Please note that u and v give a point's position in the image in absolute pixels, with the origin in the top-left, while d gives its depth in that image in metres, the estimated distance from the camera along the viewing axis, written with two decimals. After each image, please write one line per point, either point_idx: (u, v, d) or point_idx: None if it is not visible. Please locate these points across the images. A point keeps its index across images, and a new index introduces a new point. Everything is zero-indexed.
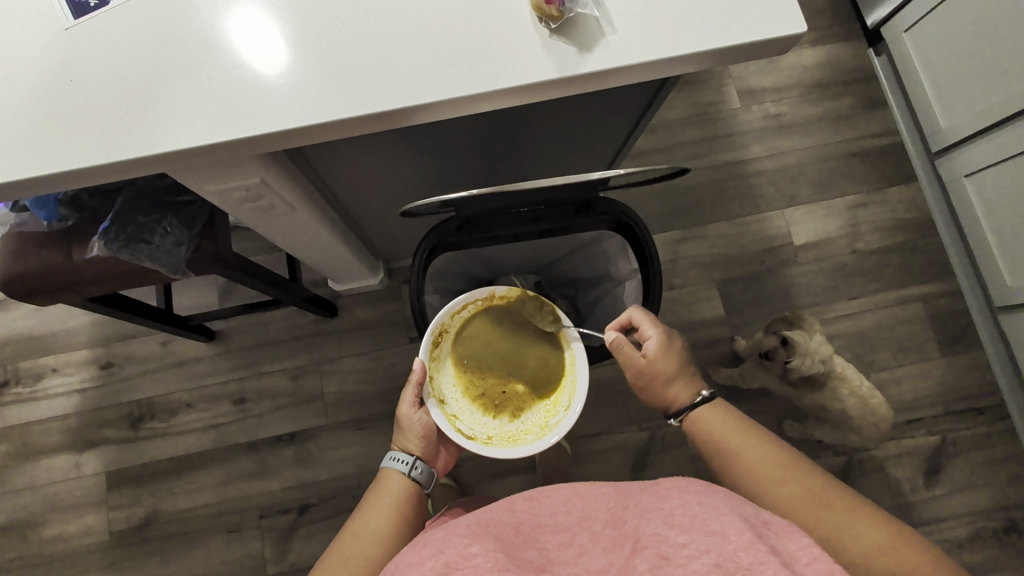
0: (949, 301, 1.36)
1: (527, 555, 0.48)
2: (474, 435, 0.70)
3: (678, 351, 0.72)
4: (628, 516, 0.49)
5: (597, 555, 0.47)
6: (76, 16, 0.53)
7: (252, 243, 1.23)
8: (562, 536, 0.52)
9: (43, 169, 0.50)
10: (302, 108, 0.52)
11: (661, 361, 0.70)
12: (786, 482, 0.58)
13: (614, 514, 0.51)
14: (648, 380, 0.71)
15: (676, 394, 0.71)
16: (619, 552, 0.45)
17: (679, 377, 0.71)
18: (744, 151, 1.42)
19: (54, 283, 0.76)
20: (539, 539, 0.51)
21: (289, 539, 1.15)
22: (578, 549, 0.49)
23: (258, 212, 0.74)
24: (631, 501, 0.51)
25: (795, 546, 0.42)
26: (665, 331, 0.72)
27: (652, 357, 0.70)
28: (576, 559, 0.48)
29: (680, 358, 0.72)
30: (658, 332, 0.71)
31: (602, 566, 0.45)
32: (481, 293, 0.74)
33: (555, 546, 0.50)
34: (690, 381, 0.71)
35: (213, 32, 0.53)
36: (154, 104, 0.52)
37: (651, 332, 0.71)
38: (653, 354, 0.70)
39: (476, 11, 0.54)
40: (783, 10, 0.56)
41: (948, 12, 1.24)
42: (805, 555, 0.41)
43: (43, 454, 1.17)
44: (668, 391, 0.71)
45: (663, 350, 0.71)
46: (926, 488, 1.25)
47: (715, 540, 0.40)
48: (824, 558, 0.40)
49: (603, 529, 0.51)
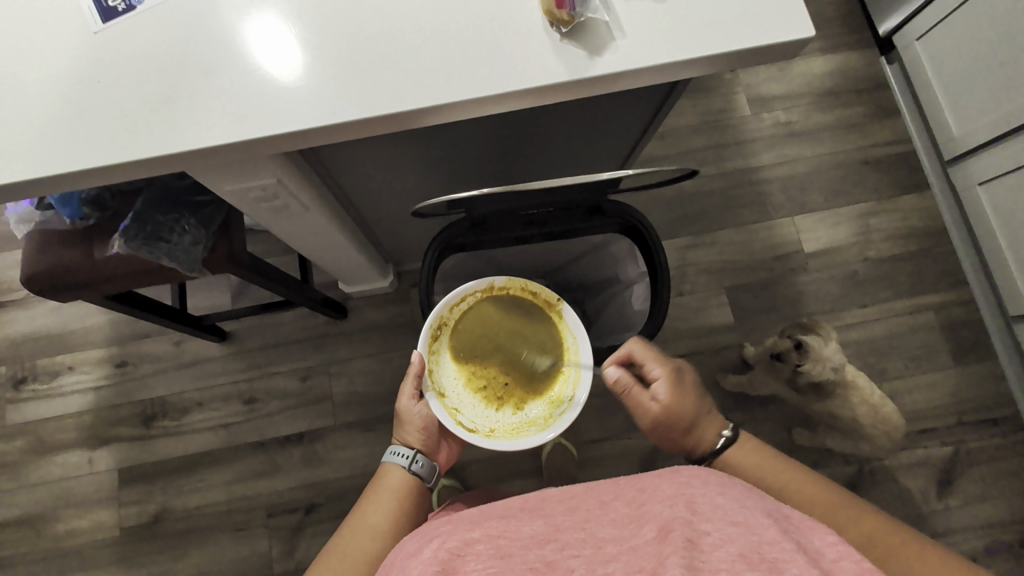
0: (962, 310, 1.35)
1: (531, 529, 0.47)
2: (476, 428, 0.71)
3: (690, 389, 0.70)
4: (646, 499, 0.48)
5: (606, 523, 0.47)
6: (104, 21, 0.55)
7: (266, 245, 1.26)
8: (568, 505, 0.52)
9: (70, 168, 0.52)
10: (319, 110, 0.53)
11: (670, 399, 0.68)
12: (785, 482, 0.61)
13: (629, 494, 0.50)
14: (667, 426, 0.69)
15: (699, 439, 0.68)
16: (634, 530, 0.44)
17: (697, 422, 0.68)
18: (754, 158, 1.42)
19: (75, 279, 0.77)
20: (546, 510, 0.51)
21: (296, 539, 1.15)
22: (584, 515, 0.49)
23: (274, 212, 0.75)
24: (648, 485, 0.50)
25: (819, 542, 0.42)
26: (672, 370, 0.70)
27: (664, 400, 0.68)
28: (582, 525, 0.47)
29: (695, 399, 0.70)
30: (665, 371, 0.70)
31: (611, 536, 0.45)
32: (481, 283, 0.73)
33: (561, 513, 0.50)
34: (711, 423, 0.68)
35: (231, 37, 0.54)
36: (175, 106, 0.53)
37: (656, 372, 0.70)
38: (663, 396, 0.68)
39: (489, 15, 0.56)
40: (792, 15, 0.56)
41: (961, 20, 1.24)
42: (831, 552, 0.40)
43: (57, 450, 1.19)
44: (691, 436, 0.68)
45: (675, 391, 0.69)
46: (939, 499, 1.23)
47: (738, 530, 0.40)
48: (851, 557, 0.39)
49: (613, 502, 0.50)
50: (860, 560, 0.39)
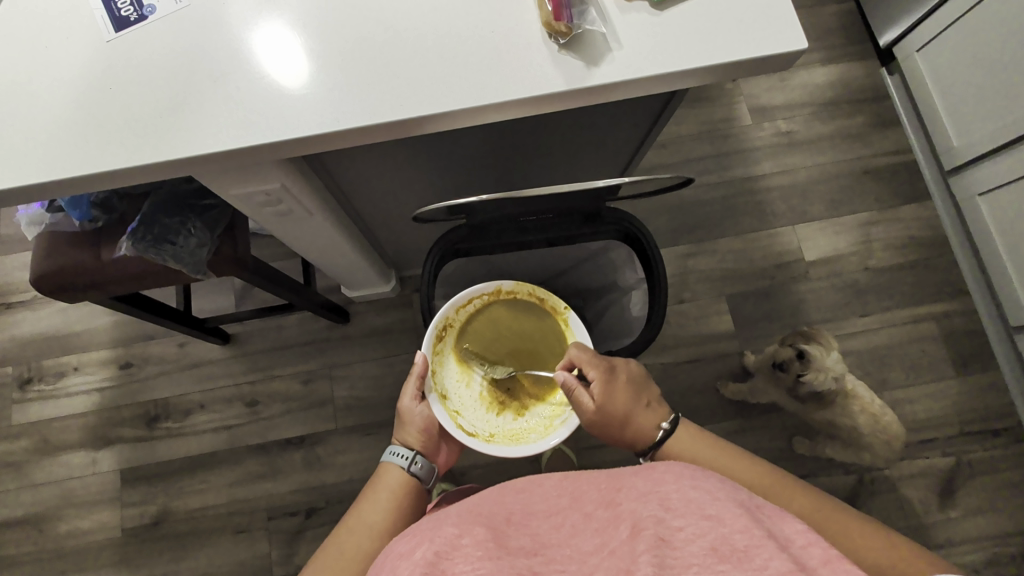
0: (964, 320, 1.35)
1: (518, 543, 0.47)
2: (476, 431, 0.73)
3: (625, 385, 0.70)
4: (623, 499, 0.48)
5: (589, 534, 0.47)
6: (117, 30, 0.57)
7: (270, 250, 1.27)
8: (553, 520, 0.51)
9: (82, 171, 0.53)
10: (323, 116, 0.55)
11: (608, 400, 0.68)
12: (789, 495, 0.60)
13: (607, 497, 0.50)
14: (604, 425, 0.68)
15: (637, 432, 0.69)
16: (613, 534, 0.44)
17: (635, 418, 0.69)
18: (755, 167, 1.43)
19: (82, 280, 0.79)
20: (531, 525, 0.51)
21: (295, 542, 1.16)
22: (570, 529, 0.49)
23: (278, 216, 0.77)
24: (624, 484, 0.51)
25: (790, 530, 0.42)
26: (606, 367, 0.69)
27: (602, 402, 0.68)
28: (568, 541, 0.47)
29: (631, 395, 0.70)
30: (600, 373, 0.69)
31: (595, 547, 0.45)
32: (487, 288, 0.75)
33: (547, 530, 0.50)
34: (648, 416, 0.70)
35: (239, 45, 0.56)
36: (184, 111, 0.55)
37: (592, 374, 0.68)
38: (601, 398, 0.68)
39: (489, 26, 0.57)
40: (786, 28, 0.57)
41: (960, 32, 1.25)
42: (800, 539, 0.41)
43: (61, 450, 1.20)
44: (629, 430, 0.69)
45: (610, 389, 0.68)
46: (940, 510, 1.23)
47: (709, 523, 0.40)
48: (819, 543, 0.40)
49: (595, 509, 0.50)
50: (828, 546, 0.39)
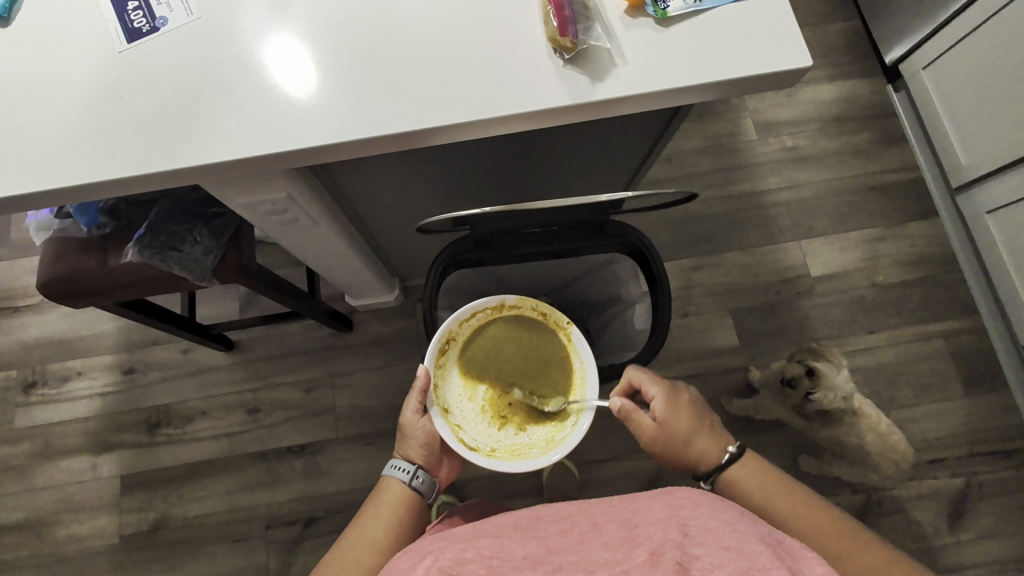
0: (973, 339, 1.34)
1: (526, 551, 0.47)
2: (477, 446, 0.69)
3: (687, 406, 0.70)
4: (638, 521, 0.48)
5: (598, 546, 0.47)
6: (130, 41, 0.58)
7: (275, 257, 1.28)
8: (562, 525, 0.52)
9: (89, 179, 0.54)
10: (330, 128, 0.55)
11: (669, 417, 0.68)
12: (859, 556, 0.56)
13: (621, 515, 0.51)
14: (666, 443, 0.68)
15: (700, 454, 0.68)
16: (626, 552, 0.44)
17: (698, 438, 0.68)
18: (760, 182, 1.43)
19: (89, 285, 0.80)
20: (539, 531, 0.51)
21: (293, 552, 1.15)
22: (577, 537, 0.49)
23: (283, 225, 0.77)
24: (639, 507, 0.51)
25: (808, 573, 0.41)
26: (667, 387, 0.70)
27: (663, 419, 0.68)
28: (575, 548, 0.48)
29: (692, 415, 0.70)
30: (661, 391, 0.69)
31: (604, 561, 0.45)
32: (491, 301, 0.73)
33: (555, 535, 0.50)
34: (712, 439, 0.69)
35: (249, 57, 0.57)
36: (194, 121, 0.55)
37: (653, 392, 0.69)
38: (663, 416, 0.68)
39: (495, 41, 0.58)
40: (790, 46, 0.58)
41: (966, 52, 1.25)
42: None
43: (62, 455, 1.20)
44: (691, 452, 0.68)
45: (673, 408, 0.68)
46: (950, 533, 1.21)
47: (729, 555, 0.40)
48: None
49: (605, 524, 0.51)
50: None
